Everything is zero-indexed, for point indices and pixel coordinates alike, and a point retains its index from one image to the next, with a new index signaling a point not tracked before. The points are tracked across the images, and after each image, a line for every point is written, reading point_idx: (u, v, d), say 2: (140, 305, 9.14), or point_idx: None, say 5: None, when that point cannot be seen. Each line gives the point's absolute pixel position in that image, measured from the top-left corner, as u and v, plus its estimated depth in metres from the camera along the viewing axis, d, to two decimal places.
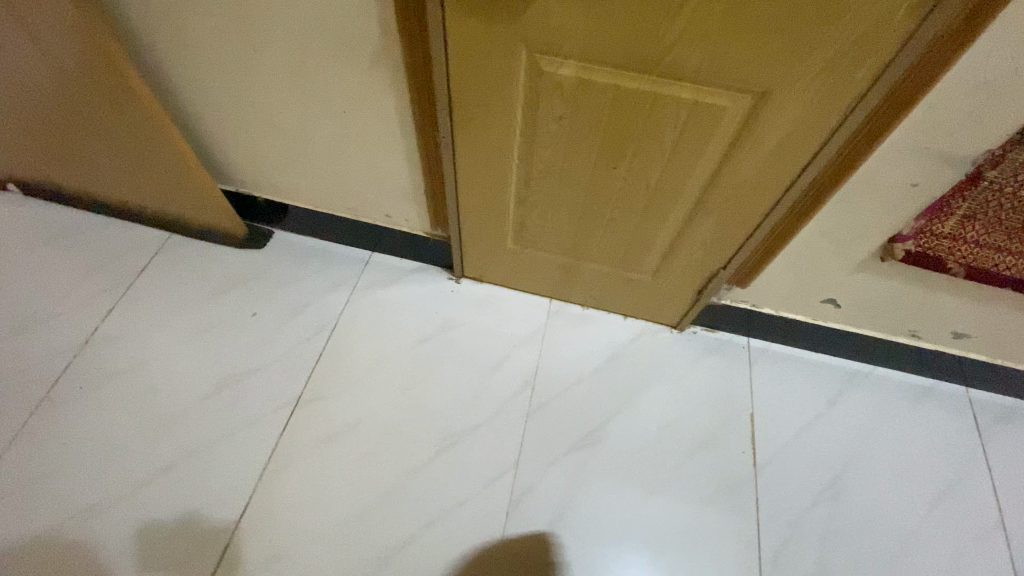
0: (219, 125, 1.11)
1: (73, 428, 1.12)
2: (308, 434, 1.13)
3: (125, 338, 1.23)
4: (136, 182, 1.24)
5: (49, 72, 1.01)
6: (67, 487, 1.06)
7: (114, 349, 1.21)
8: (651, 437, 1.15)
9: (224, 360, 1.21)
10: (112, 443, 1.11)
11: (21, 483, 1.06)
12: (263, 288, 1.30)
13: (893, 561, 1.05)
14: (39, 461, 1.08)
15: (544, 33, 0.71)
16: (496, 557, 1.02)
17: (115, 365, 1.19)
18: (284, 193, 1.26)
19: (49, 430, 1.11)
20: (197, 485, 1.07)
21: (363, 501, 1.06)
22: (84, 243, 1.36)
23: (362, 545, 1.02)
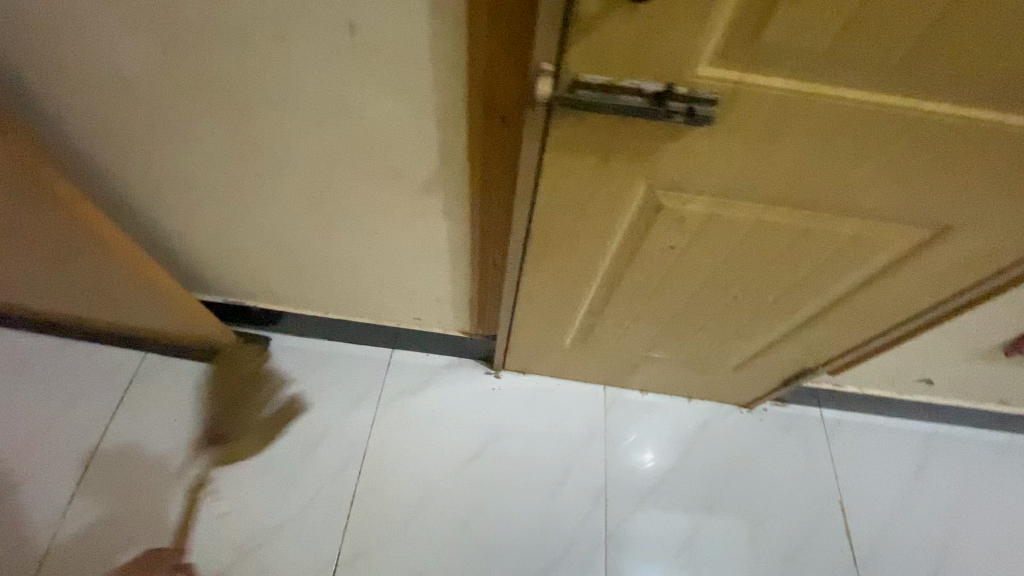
0: (206, 245, 0.88)
1: None
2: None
3: (103, 508, 0.97)
4: (96, 307, 0.99)
5: None
6: None
7: (93, 524, 0.96)
8: (747, 552, 1.03)
9: (235, 520, 0.99)
10: None
11: None
12: (270, 419, 1.09)
13: None
14: None
15: (680, 172, 0.54)
16: None
17: (97, 552, 0.94)
18: (287, 301, 1.05)
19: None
20: None
21: None
22: (33, 379, 1.09)
23: None
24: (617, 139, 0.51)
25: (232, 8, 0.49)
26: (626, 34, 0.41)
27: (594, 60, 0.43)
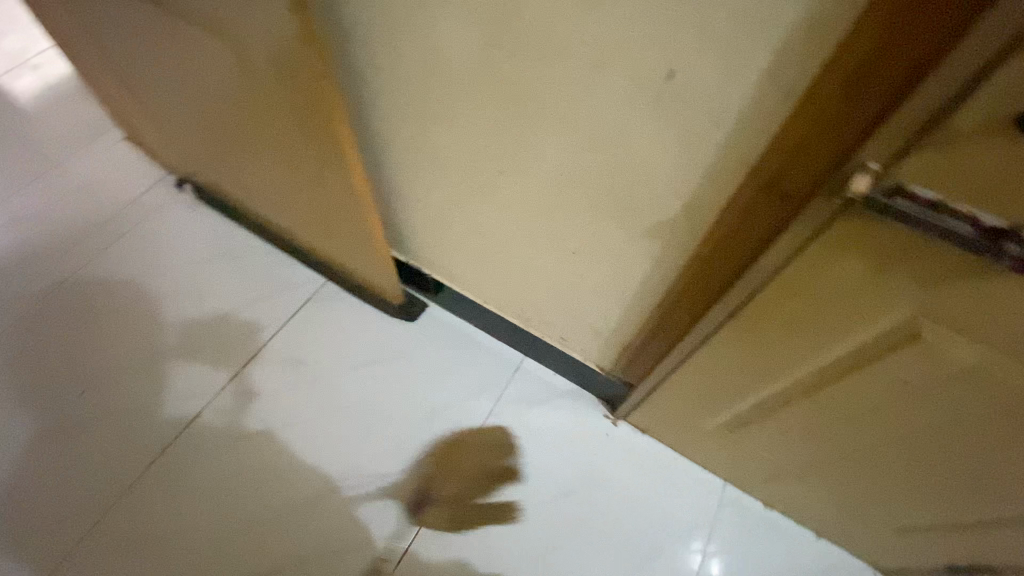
0: (419, 210, 0.97)
1: (185, 493, 1.04)
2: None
3: (259, 408, 1.13)
4: (311, 231, 1.14)
5: (257, 128, 0.90)
6: (169, 564, 0.98)
7: (248, 418, 1.11)
8: None
9: (346, 455, 1.09)
10: (223, 520, 1.02)
11: (125, 541, 1.00)
12: (403, 381, 1.17)
13: None
14: (145, 524, 1.01)
15: (971, 314, 0.48)
16: None
17: (245, 445, 1.09)
18: (456, 279, 1.12)
19: (173, 513, 1.03)
20: None
21: None
22: (241, 268, 1.28)
23: None
24: (916, 257, 0.46)
25: (565, 30, 0.53)
26: (990, 162, 0.38)
27: (933, 173, 0.40)
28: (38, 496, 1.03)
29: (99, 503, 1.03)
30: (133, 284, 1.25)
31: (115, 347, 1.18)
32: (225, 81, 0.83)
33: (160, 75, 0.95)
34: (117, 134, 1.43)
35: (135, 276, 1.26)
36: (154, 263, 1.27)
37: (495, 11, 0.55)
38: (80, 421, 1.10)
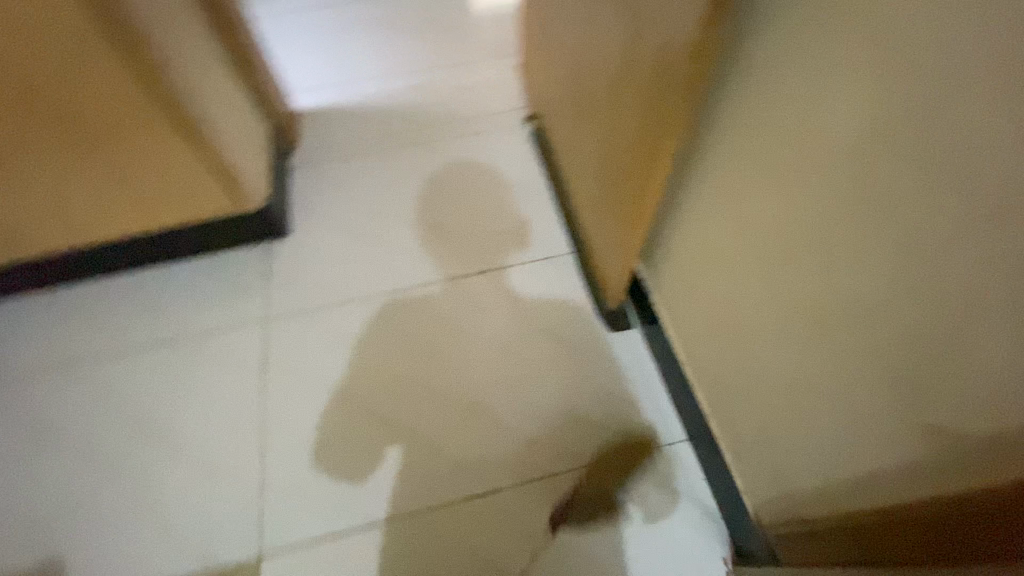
0: (687, 249, 0.94)
1: (379, 326, 1.27)
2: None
3: (459, 310, 1.28)
4: (590, 206, 1.21)
5: (609, 102, 0.96)
6: (340, 363, 1.22)
7: (447, 311, 1.28)
8: None
9: (489, 392, 1.19)
10: (387, 364, 1.22)
11: (330, 326, 1.27)
12: (568, 379, 1.19)
13: None
14: (344, 327, 1.27)
15: None
16: None
17: (431, 328, 1.26)
18: (675, 327, 1.07)
19: (365, 333, 1.26)
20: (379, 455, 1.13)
21: None
22: (521, 202, 1.46)
23: None
24: None
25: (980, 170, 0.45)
26: None
27: None
28: (311, 258, 1.37)
29: (334, 291, 1.32)
30: (444, 168, 1.52)
31: (403, 203, 1.46)
32: (612, 58, 0.91)
33: (569, 28, 1.08)
34: (505, 62, 1.73)
35: (450, 164, 1.53)
36: (472, 161, 1.53)
37: (904, 64, 0.49)
38: (360, 232, 1.41)
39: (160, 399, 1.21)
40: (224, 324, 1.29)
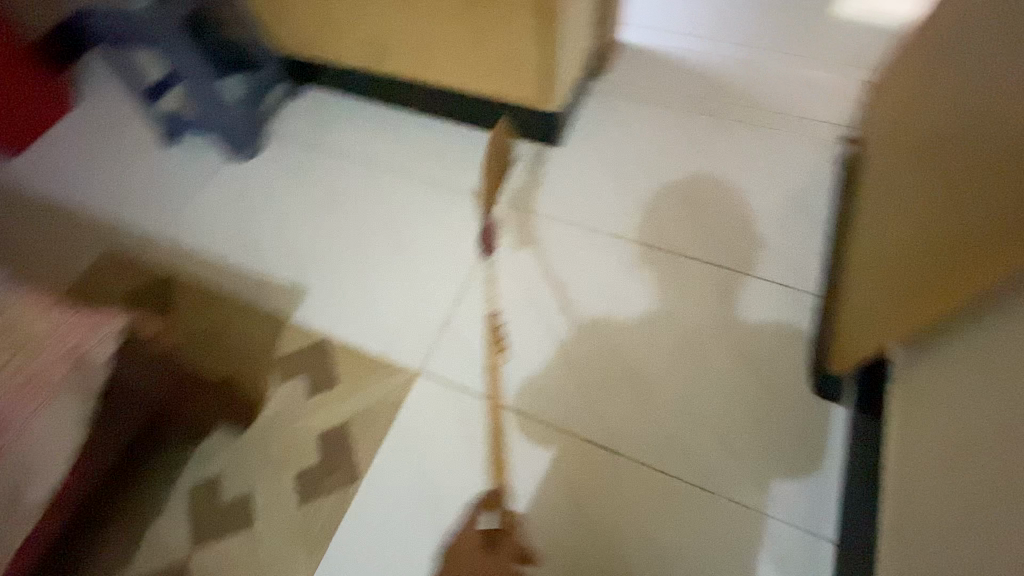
0: (994, 345, 0.76)
1: (588, 252, 1.32)
2: (540, 500, 1.05)
3: (666, 281, 1.26)
4: (870, 255, 1.05)
5: (983, 138, 0.79)
6: (541, 260, 1.31)
7: (655, 275, 1.27)
8: None
9: (652, 363, 1.17)
10: (576, 285, 1.27)
11: (550, 228, 1.36)
12: (737, 404, 1.11)
13: None
14: (560, 235, 1.35)
15: None
16: None
17: (631, 280, 1.27)
18: (917, 427, 0.89)
19: (575, 251, 1.32)
20: (528, 349, 1.20)
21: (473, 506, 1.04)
22: (787, 220, 1.33)
23: (433, 499, 1.04)
24: None
25: None
26: None
27: None
28: (567, 167, 1.46)
29: (568, 202, 1.40)
30: (727, 150, 1.45)
31: (670, 163, 1.44)
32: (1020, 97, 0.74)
33: (976, 48, 0.90)
34: (824, 72, 1.58)
35: (735, 149, 1.45)
36: (758, 156, 1.43)
37: None
38: (616, 168, 1.45)
39: (405, 218, 1.42)
40: (473, 189, 1.46)
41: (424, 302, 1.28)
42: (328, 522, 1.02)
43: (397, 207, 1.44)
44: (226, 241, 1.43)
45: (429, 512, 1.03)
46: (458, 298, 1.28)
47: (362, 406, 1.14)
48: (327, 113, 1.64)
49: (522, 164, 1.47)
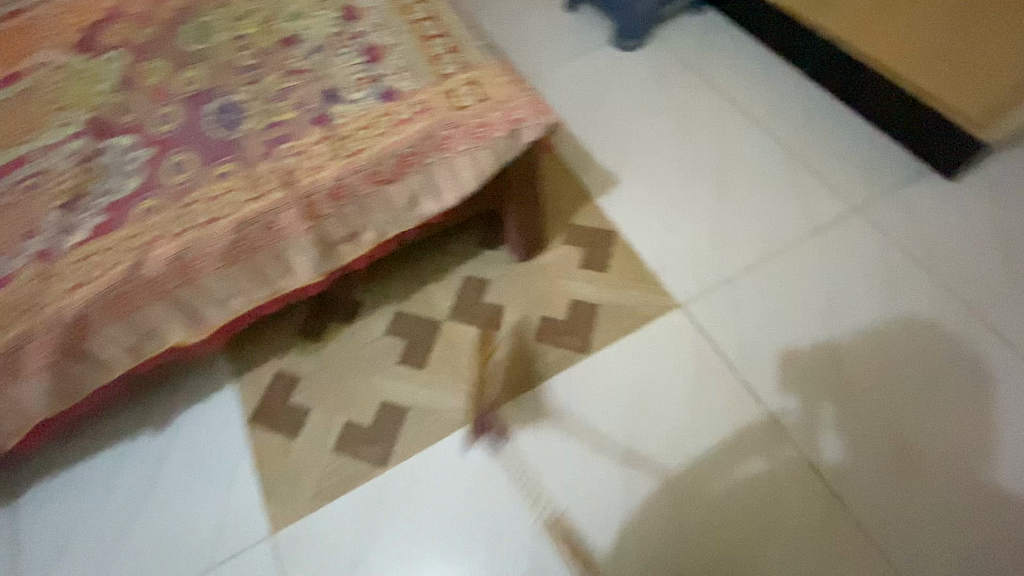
0: None
1: (915, 293, 1.15)
2: (735, 485, 0.99)
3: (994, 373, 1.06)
4: None
5: None
6: (857, 268, 1.19)
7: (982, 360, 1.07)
8: None
9: (924, 432, 1.01)
10: (883, 312, 1.13)
11: (887, 247, 1.21)
12: (1004, 536, 0.92)
13: None
14: (893, 261, 1.19)
15: None
16: (533, 462, 1.04)
17: (950, 347, 1.09)
18: None
19: (900, 283, 1.16)
20: (795, 336, 1.12)
21: (664, 415, 1.06)
22: None
23: (635, 388, 1.09)
24: None
25: None
26: None
27: None
28: (943, 202, 1.25)
29: (923, 236, 1.22)
30: None
31: None
32: None
33: None
34: None
35: None
36: None
37: None
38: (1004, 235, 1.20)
39: (737, 160, 1.37)
40: (821, 167, 1.34)
41: (717, 233, 1.24)
42: (550, 358, 1.14)
43: (736, 141, 1.39)
44: (574, 100, 1.54)
45: (631, 420, 1.06)
46: (753, 266, 1.20)
47: (618, 284, 1.20)
48: (712, 41, 1.62)
49: (891, 174, 1.30)
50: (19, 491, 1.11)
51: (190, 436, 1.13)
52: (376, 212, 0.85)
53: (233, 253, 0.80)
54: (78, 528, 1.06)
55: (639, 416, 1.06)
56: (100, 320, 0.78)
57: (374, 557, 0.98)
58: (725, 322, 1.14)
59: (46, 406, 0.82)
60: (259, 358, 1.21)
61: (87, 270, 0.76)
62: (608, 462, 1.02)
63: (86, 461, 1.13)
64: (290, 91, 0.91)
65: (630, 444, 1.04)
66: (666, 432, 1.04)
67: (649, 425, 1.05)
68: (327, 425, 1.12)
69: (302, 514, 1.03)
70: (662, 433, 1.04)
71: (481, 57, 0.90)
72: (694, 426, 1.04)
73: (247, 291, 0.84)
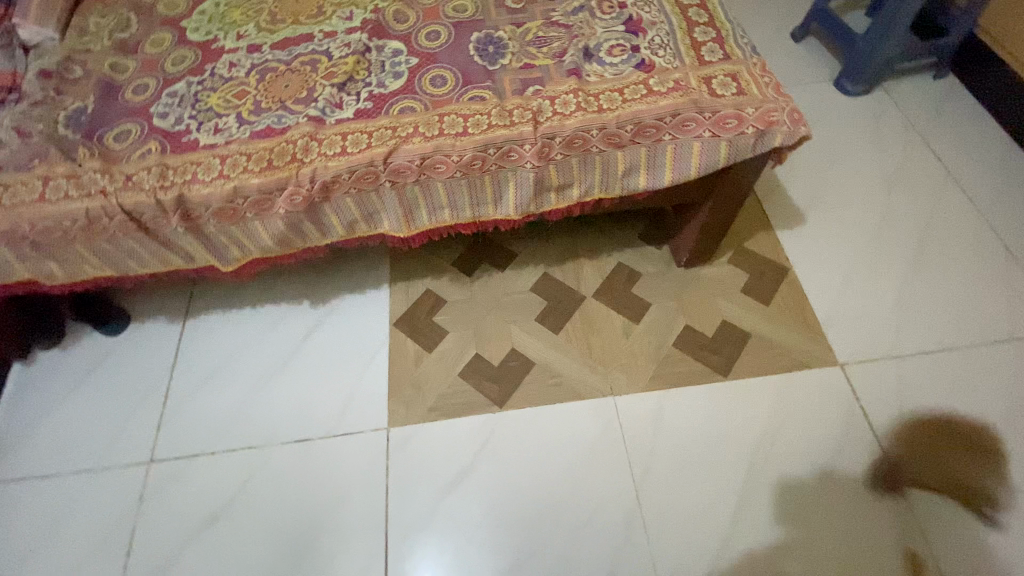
0: None
1: None
2: (849, 540, 0.95)
3: None
4: None
5: None
6: None
7: None
8: None
9: None
10: None
11: None
12: None
13: (248, 553, 1.00)
14: None
15: None
16: (644, 441, 1.05)
17: None
18: None
19: None
20: (956, 431, 1.04)
21: (789, 449, 1.03)
22: None
23: (766, 415, 1.07)
24: None
25: None
26: None
27: None
28: None
29: None
30: None
31: None
32: None
33: None
34: None
35: None
36: None
37: None
38: None
39: (940, 235, 1.27)
40: None
41: (896, 303, 1.18)
42: (688, 361, 1.13)
43: (944, 217, 1.30)
44: None
45: (753, 455, 1.03)
46: (930, 351, 1.12)
47: (776, 317, 1.18)
48: (946, 110, 1.49)
49: None
50: (198, 315, 1.28)
51: (344, 319, 1.26)
52: (599, 170, 0.89)
53: (466, 166, 0.85)
54: (236, 360, 1.22)
55: (762, 453, 1.03)
56: (345, 188, 0.86)
57: (477, 468, 1.05)
58: (881, 395, 1.08)
59: (271, 246, 0.94)
60: (416, 271, 1.32)
61: (345, 144, 0.85)
62: (719, 484, 1.00)
63: (256, 309, 1.28)
64: (549, 40, 0.96)
65: (747, 477, 1.01)
66: (786, 479, 1.01)
67: (771, 466, 1.02)
68: (459, 351, 1.19)
69: (419, 420, 1.11)
70: (782, 478, 1.01)
71: (744, 53, 0.90)
72: (818, 483, 1.00)
73: (461, 206, 0.92)
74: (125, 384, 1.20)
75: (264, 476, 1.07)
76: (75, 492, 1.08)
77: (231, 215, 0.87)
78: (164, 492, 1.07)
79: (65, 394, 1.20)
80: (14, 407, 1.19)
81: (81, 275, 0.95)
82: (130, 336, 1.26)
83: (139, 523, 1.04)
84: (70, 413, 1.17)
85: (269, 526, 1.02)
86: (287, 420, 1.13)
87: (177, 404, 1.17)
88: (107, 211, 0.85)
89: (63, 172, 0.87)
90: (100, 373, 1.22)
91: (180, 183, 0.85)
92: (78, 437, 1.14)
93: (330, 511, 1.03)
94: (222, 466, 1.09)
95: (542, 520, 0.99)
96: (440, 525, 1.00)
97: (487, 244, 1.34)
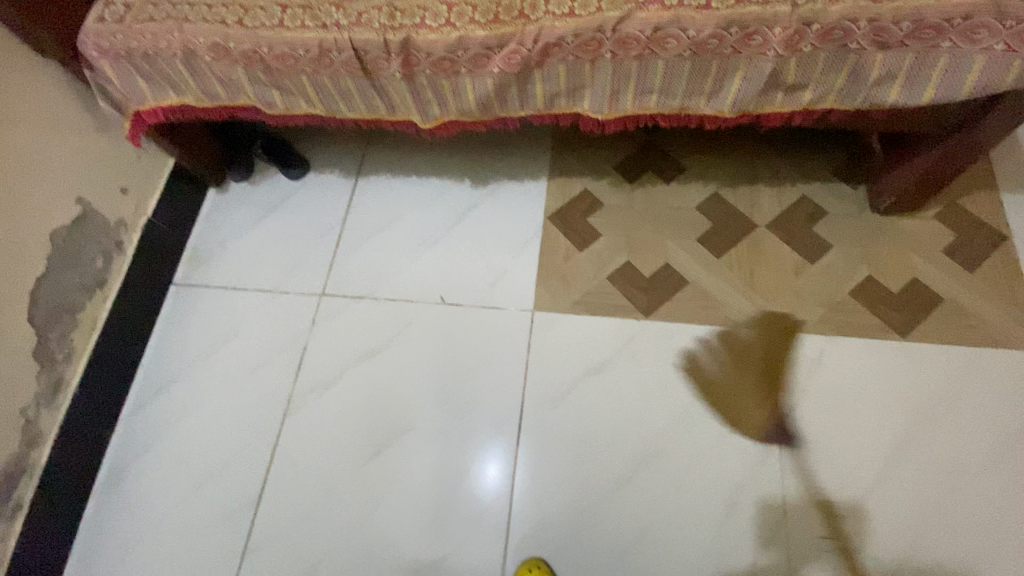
0: None
1: None
2: (1007, 513, 0.90)
3: None
4: None
5: None
6: None
7: None
8: (642, 488, 0.97)
9: None
10: None
11: None
12: None
13: (403, 379, 1.12)
14: None
15: None
16: (797, 374, 1.01)
17: None
18: None
19: None
20: None
21: (962, 416, 0.96)
22: None
23: (943, 378, 0.98)
24: None
25: None
26: None
27: None
28: None
29: None
30: None
31: None
32: None
33: None
34: None
35: None
36: None
37: None
38: None
39: None
40: None
41: None
42: (861, 307, 1.05)
43: None
44: None
45: (918, 421, 0.96)
46: None
47: (977, 282, 1.05)
48: None
49: None
50: (369, 175, 1.36)
51: (504, 201, 1.28)
52: (846, 72, 0.79)
53: (699, 45, 0.79)
54: (399, 222, 1.29)
55: (930, 421, 0.96)
56: (564, 53, 0.83)
57: (619, 360, 1.07)
58: None
59: (470, 107, 0.94)
60: (579, 168, 1.29)
61: (575, 6, 0.81)
62: (871, 437, 0.96)
63: (421, 178, 1.33)
64: None
65: (906, 438, 0.95)
66: (952, 454, 0.94)
67: (935, 436, 0.95)
68: (613, 254, 1.18)
69: (563, 309, 1.14)
70: (947, 451, 0.94)
71: None
72: (989, 464, 0.92)
73: (674, 92, 0.86)
74: (303, 225, 1.32)
75: (420, 323, 1.17)
76: (262, 300, 1.24)
77: (447, 65, 0.88)
78: (334, 318, 1.20)
79: (252, 223, 1.34)
80: (211, 225, 1.35)
81: (295, 108, 1.02)
82: (308, 182, 1.37)
83: (308, 344, 1.18)
84: (259, 234, 1.32)
85: (417, 377, 1.12)
86: (444, 283, 1.20)
87: (346, 251, 1.27)
88: (337, 45, 0.89)
89: (301, 2, 0.90)
90: (285, 207, 1.35)
91: (407, 26, 0.86)
92: (266, 255, 1.30)
93: (477, 366, 1.11)
94: (385, 306, 1.19)
95: (677, 419, 1.01)
96: (576, 401, 1.05)
97: (658, 152, 1.27)
